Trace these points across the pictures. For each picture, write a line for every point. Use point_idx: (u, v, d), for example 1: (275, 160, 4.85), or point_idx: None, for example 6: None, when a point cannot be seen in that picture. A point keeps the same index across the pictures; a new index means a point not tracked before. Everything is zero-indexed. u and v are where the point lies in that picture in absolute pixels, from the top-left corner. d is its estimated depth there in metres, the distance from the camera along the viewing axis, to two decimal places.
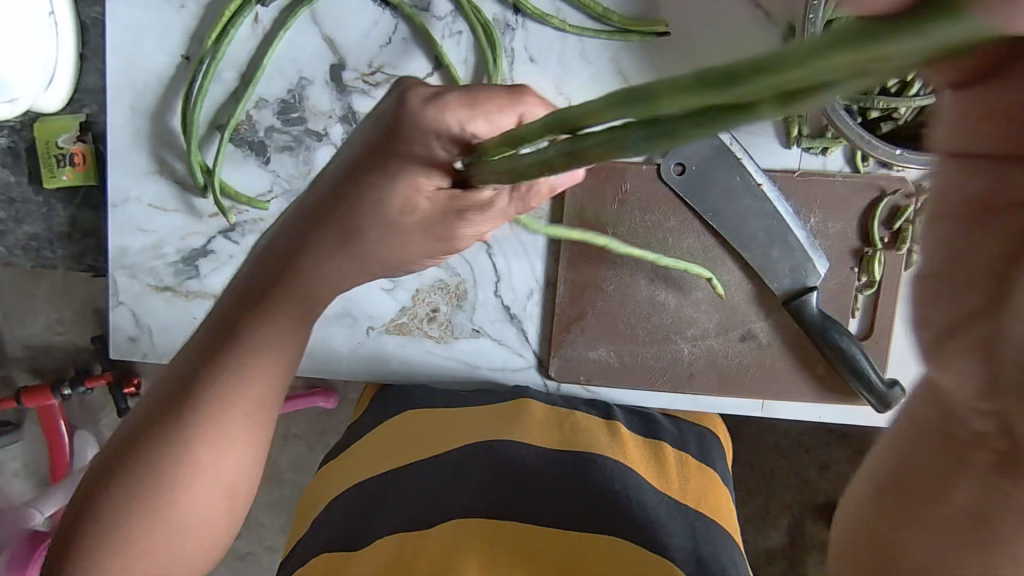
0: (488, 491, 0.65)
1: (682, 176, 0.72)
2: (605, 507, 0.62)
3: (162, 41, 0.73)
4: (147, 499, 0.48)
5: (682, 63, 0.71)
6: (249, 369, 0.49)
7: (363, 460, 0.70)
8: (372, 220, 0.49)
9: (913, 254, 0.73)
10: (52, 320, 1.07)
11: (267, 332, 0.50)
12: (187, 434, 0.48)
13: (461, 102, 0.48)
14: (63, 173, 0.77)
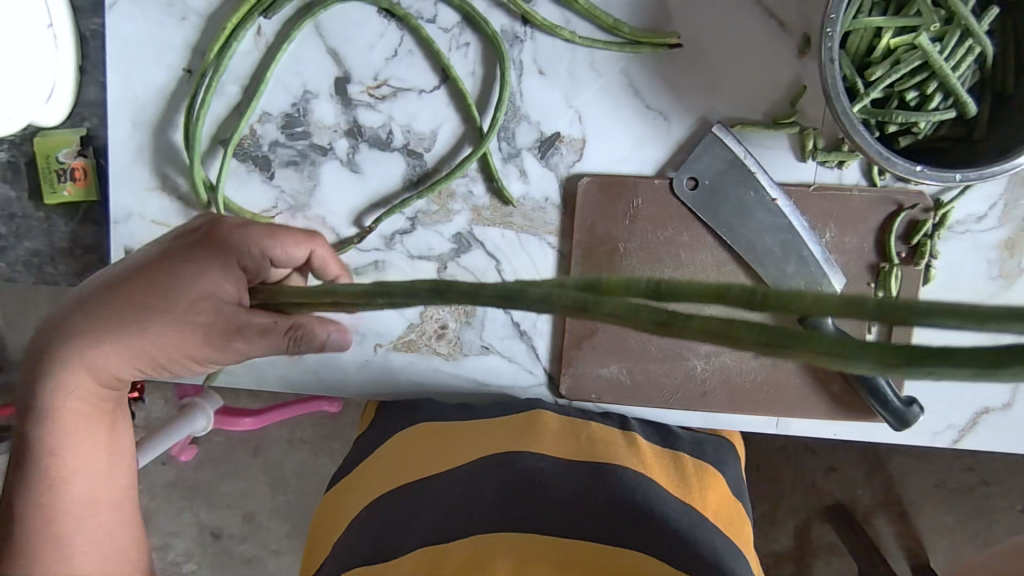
0: (508, 504, 0.65)
1: (695, 190, 0.70)
2: (627, 517, 0.62)
3: (163, 54, 0.71)
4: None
5: (693, 76, 0.70)
6: (61, 461, 0.56)
7: (381, 475, 0.69)
8: (158, 319, 0.52)
9: (931, 270, 0.71)
10: None
11: (60, 427, 0.55)
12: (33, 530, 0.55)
13: (264, 228, 0.56)
14: (64, 188, 0.76)
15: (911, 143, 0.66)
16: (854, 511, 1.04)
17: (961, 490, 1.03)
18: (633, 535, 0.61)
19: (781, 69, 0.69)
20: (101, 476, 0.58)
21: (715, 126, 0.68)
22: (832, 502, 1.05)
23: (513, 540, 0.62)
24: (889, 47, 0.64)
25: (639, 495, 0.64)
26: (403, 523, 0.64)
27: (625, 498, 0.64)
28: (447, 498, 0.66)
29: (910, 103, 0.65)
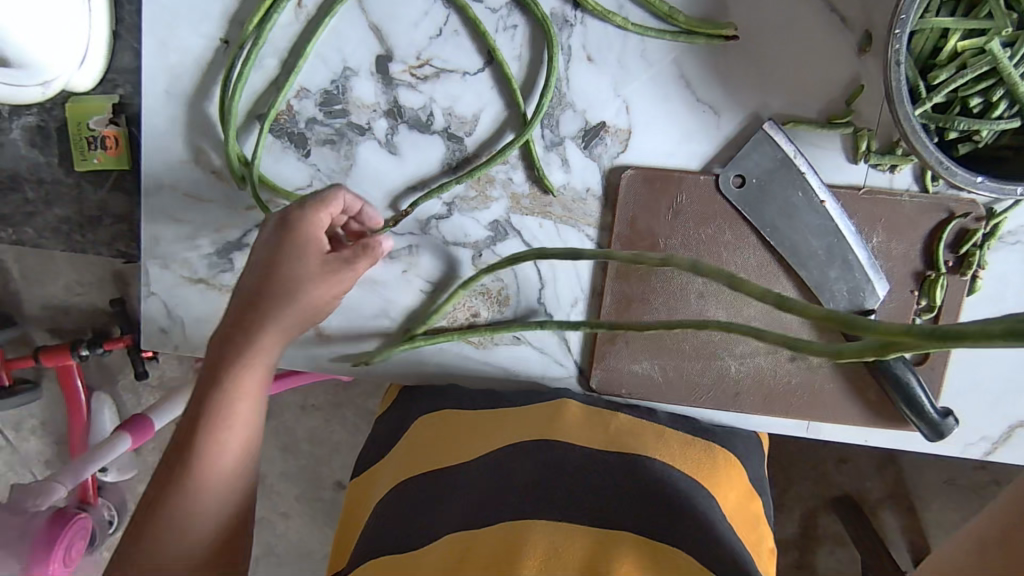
0: (533, 492, 0.62)
1: (741, 188, 0.69)
2: (659, 514, 0.60)
3: (201, 23, 0.69)
4: (149, 550, 0.58)
5: (748, 70, 0.67)
6: (229, 428, 0.61)
7: (404, 460, 0.68)
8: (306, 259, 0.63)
9: (978, 281, 0.70)
10: (71, 281, 1.03)
11: (238, 396, 0.61)
12: (180, 485, 0.59)
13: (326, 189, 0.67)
14: (95, 156, 0.74)
15: (970, 151, 0.64)
16: (859, 502, 1.03)
17: (972, 488, 1.02)
18: (666, 527, 0.59)
19: (838, 66, 0.67)
20: (247, 450, 0.62)
21: (767, 124, 0.66)
22: (840, 493, 1.04)
23: (545, 525, 0.59)
24: (956, 49, 0.61)
25: (667, 487, 0.62)
26: (428, 506, 0.63)
27: (655, 491, 0.62)
28: (469, 482, 0.64)
29: (973, 110, 0.63)
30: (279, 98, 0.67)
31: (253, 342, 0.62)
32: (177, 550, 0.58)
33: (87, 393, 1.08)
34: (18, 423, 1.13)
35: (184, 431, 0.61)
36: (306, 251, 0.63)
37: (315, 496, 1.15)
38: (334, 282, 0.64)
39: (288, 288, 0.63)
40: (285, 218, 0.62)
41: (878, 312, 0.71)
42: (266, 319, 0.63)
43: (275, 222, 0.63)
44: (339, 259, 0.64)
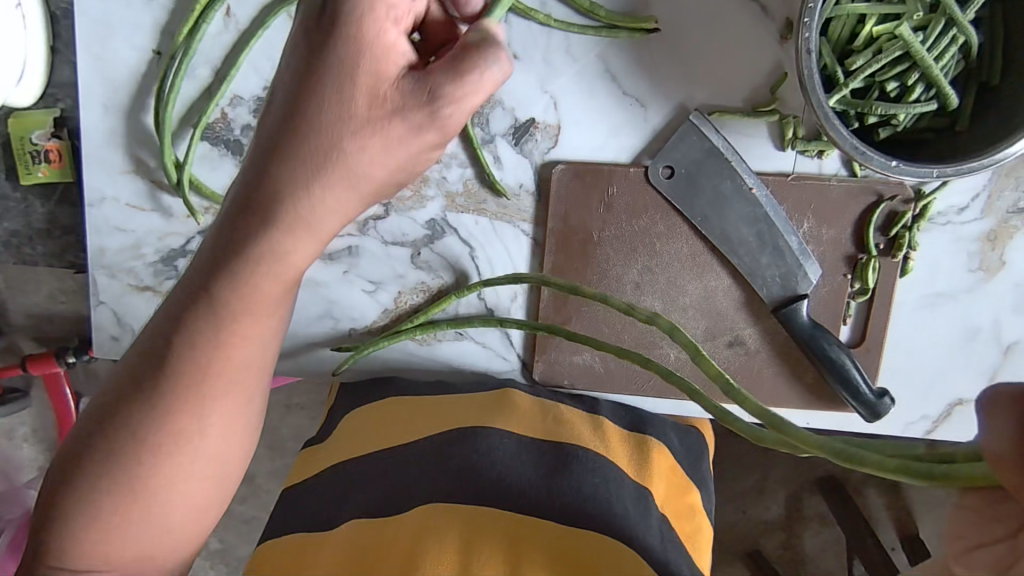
0: (459, 478, 0.62)
1: (671, 179, 0.69)
2: (582, 503, 0.60)
3: (132, 36, 0.70)
4: (125, 491, 0.48)
5: (673, 62, 0.68)
6: (245, 327, 0.49)
7: (338, 445, 0.68)
8: (332, 108, 0.45)
9: (909, 262, 0.70)
10: (54, 290, 1.03)
11: (261, 276, 0.48)
12: (174, 407, 0.48)
13: None
14: (39, 170, 0.76)
15: (890, 134, 0.65)
16: (837, 481, 1.03)
17: None
18: (585, 516, 0.59)
19: (761, 54, 0.67)
20: (258, 359, 0.50)
21: (692, 114, 0.67)
22: (818, 473, 1.04)
23: (458, 522, 0.59)
24: (871, 35, 0.62)
25: (595, 478, 0.62)
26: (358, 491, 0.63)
27: (580, 488, 0.61)
28: (400, 470, 0.64)
29: (890, 94, 0.63)
30: (209, 105, 0.68)
31: (274, 213, 0.46)
32: (144, 478, 0.48)
33: (74, 400, 1.09)
34: (10, 430, 1.15)
35: (174, 320, 0.49)
36: (351, 75, 0.45)
37: None
38: (388, 130, 0.46)
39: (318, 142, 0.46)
40: (329, 15, 0.45)
41: (811, 297, 0.72)
42: (285, 175, 0.46)
43: (323, 15, 0.45)
44: (407, 87, 0.45)
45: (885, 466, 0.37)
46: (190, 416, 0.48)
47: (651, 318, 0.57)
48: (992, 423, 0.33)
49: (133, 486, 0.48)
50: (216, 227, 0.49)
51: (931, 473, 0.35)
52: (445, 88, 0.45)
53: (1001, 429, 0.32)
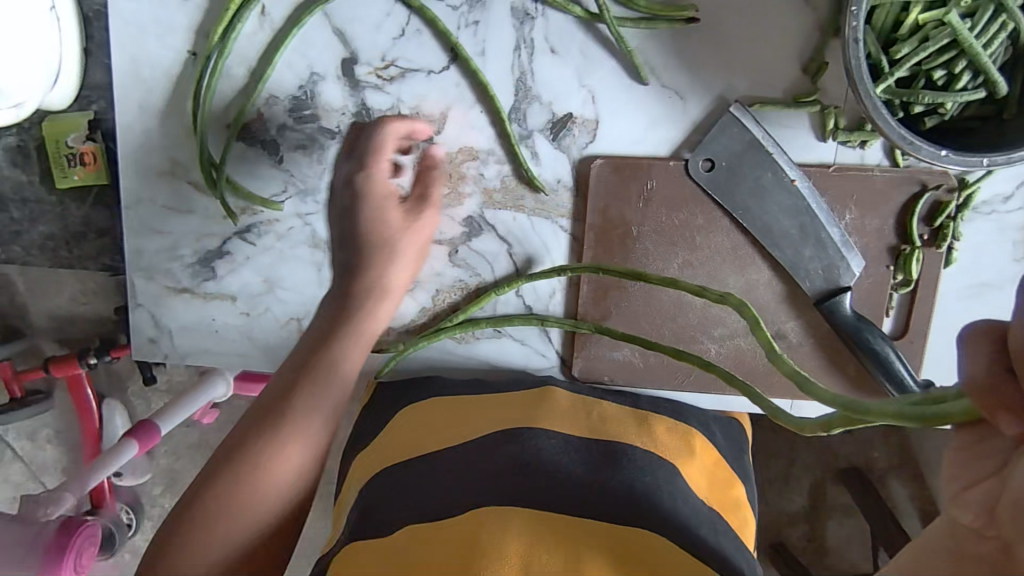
0: (509, 474, 0.62)
1: (710, 172, 0.69)
2: (635, 494, 0.60)
3: (166, 36, 0.70)
4: (203, 524, 0.55)
5: (710, 54, 0.67)
6: (328, 366, 0.61)
7: (383, 450, 0.68)
8: (391, 253, 0.64)
9: (954, 252, 0.70)
10: (76, 290, 1.02)
11: (367, 313, 0.63)
12: (256, 458, 0.57)
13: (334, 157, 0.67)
14: (74, 173, 0.76)
15: (937, 123, 0.64)
16: (865, 472, 1.02)
17: None
18: (641, 510, 0.58)
19: (800, 44, 0.66)
20: (326, 430, 0.60)
21: (732, 106, 0.66)
22: (844, 463, 1.03)
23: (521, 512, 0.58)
24: (917, 23, 0.61)
25: (646, 477, 0.62)
26: (401, 494, 0.62)
27: (634, 481, 0.62)
28: (450, 472, 0.64)
29: (937, 82, 0.62)
30: (245, 105, 0.68)
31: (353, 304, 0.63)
32: (226, 532, 0.55)
33: (97, 401, 1.09)
34: (32, 432, 1.15)
35: (285, 396, 0.60)
36: (383, 206, 0.64)
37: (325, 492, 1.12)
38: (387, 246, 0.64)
39: (378, 286, 0.64)
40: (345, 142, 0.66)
41: (854, 288, 0.71)
42: (360, 306, 0.63)
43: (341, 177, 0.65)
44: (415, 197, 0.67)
45: (881, 411, 0.40)
46: (254, 478, 0.56)
47: (721, 299, 0.62)
48: (971, 355, 0.33)
49: (207, 537, 0.55)
50: (324, 314, 0.64)
51: (919, 415, 0.38)
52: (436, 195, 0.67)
53: (979, 358, 0.33)
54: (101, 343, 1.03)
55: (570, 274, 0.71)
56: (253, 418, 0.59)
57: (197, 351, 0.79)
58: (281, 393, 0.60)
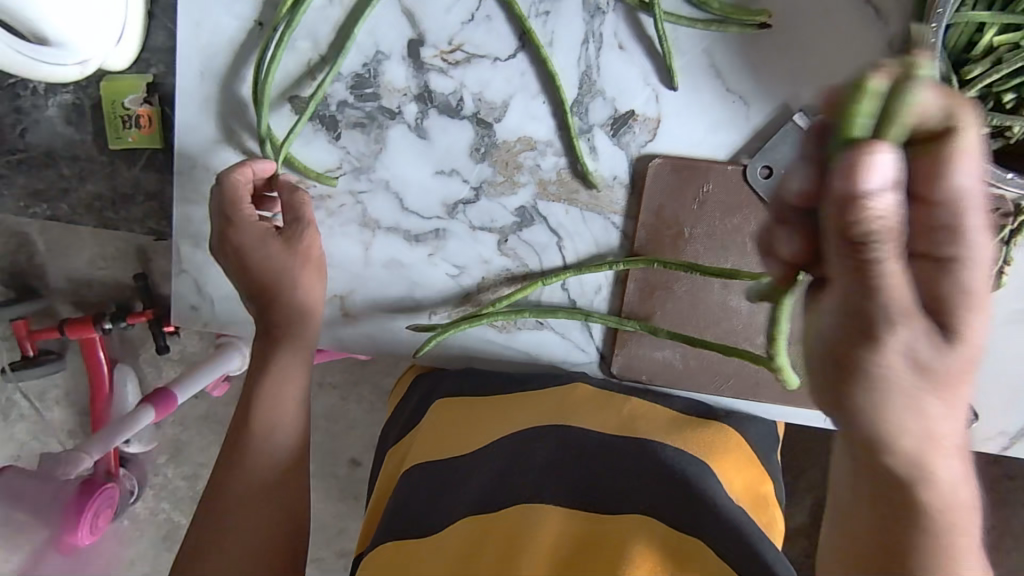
0: (547, 470, 0.62)
1: (769, 179, 0.68)
2: (668, 491, 0.59)
3: (235, 4, 0.70)
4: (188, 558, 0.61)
5: (777, 61, 0.67)
6: (277, 381, 0.66)
7: (419, 441, 0.67)
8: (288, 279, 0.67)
9: (1004, 277, 0.69)
10: (94, 255, 1.03)
11: (297, 319, 0.67)
12: (218, 491, 0.63)
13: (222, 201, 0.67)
14: (129, 135, 0.75)
15: (1002, 147, 0.64)
16: None
17: (988, 483, 0.99)
18: (677, 511, 0.58)
19: (868, 58, 0.67)
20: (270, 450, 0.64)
21: (796, 115, 0.67)
22: None
23: (562, 514, 0.58)
24: (991, 44, 0.61)
25: (678, 472, 0.61)
26: (435, 496, 0.62)
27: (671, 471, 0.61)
28: (490, 468, 0.63)
29: (1006, 106, 0.62)
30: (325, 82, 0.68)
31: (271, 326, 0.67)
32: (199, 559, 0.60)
33: (110, 365, 1.08)
34: (41, 393, 1.14)
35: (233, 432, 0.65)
36: (264, 236, 0.67)
37: (330, 474, 1.11)
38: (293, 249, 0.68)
39: (288, 293, 0.67)
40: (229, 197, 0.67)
41: None
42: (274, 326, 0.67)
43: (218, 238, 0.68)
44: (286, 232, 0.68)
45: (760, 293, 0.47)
46: (216, 499, 0.63)
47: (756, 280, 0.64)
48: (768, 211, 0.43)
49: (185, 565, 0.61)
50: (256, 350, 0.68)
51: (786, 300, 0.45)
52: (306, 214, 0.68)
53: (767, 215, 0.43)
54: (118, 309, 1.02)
55: (622, 268, 0.70)
56: (225, 450, 0.65)
57: (236, 321, 0.79)
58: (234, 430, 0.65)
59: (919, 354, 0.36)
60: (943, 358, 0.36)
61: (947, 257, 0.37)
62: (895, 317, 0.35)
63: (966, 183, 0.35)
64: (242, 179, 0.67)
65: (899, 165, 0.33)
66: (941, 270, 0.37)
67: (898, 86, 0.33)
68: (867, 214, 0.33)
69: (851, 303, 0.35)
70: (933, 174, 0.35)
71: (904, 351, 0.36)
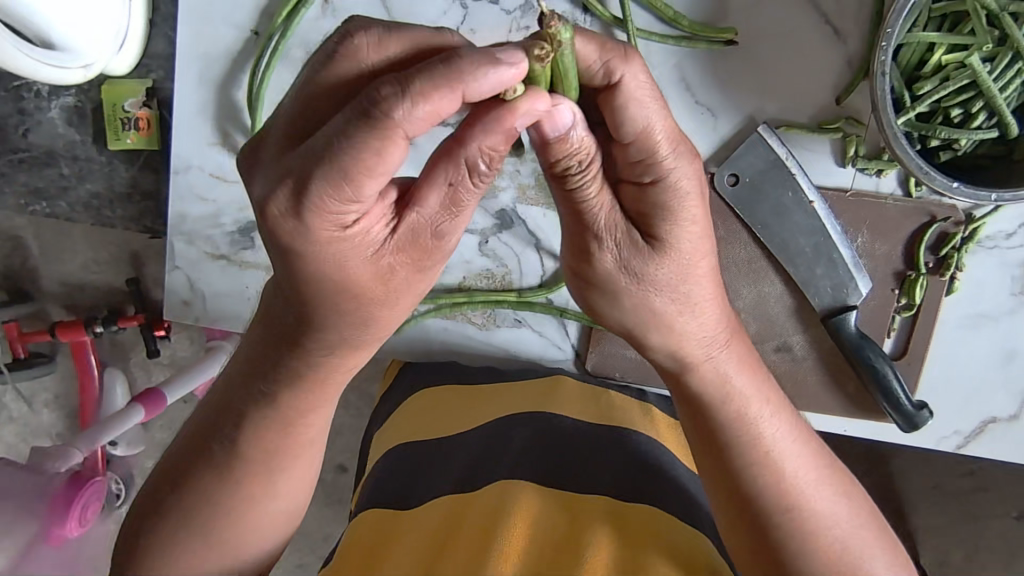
0: (520, 452, 0.63)
1: (735, 187, 0.73)
2: (646, 478, 0.61)
3: (232, 14, 0.74)
4: (188, 542, 0.53)
5: (743, 75, 0.72)
6: (297, 411, 0.52)
7: (398, 423, 0.69)
8: (339, 305, 0.42)
9: (956, 281, 0.74)
10: (89, 259, 1.06)
11: (339, 345, 0.47)
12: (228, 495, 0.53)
13: (363, 121, 0.34)
14: (127, 136, 0.79)
15: (951, 158, 0.68)
16: None
17: (959, 494, 1.03)
18: (653, 493, 0.60)
19: (829, 75, 0.71)
20: (298, 460, 0.55)
21: (762, 126, 0.70)
22: None
23: (533, 492, 0.59)
24: (940, 63, 0.65)
25: (650, 458, 0.63)
26: (413, 473, 0.63)
27: (643, 459, 0.63)
28: (469, 448, 0.64)
29: (953, 120, 0.67)
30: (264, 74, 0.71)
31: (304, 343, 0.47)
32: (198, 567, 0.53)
33: (100, 368, 1.11)
34: (31, 395, 1.16)
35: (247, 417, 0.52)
36: (330, 201, 0.36)
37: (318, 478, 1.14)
38: (407, 286, 0.43)
39: (350, 314, 0.43)
40: (359, 108, 0.35)
41: (860, 308, 0.75)
42: (315, 342, 0.46)
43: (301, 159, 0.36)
44: (402, 239, 0.40)
45: None
46: (218, 505, 0.53)
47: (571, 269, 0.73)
48: None
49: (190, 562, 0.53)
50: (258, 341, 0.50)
51: None
52: (469, 197, 0.40)
53: None
54: (108, 314, 1.05)
55: None
56: (237, 429, 0.53)
57: (227, 316, 0.83)
58: (242, 418, 0.53)
59: (624, 262, 0.46)
60: (644, 262, 0.45)
61: (649, 183, 0.43)
62: (599, 234, 0.45)
63: (640, 118, 0.41)
64: (415, 105, 0.34)
65: (568, 112, 0.39)
66: (643, 194, 0.43)
67: (552, 54, 0.39)
68: (560, 151, 0.40)
69: (573, 231, 0.46)
70: (613, 121, 0.41)
71: (614, 261, 0.46)
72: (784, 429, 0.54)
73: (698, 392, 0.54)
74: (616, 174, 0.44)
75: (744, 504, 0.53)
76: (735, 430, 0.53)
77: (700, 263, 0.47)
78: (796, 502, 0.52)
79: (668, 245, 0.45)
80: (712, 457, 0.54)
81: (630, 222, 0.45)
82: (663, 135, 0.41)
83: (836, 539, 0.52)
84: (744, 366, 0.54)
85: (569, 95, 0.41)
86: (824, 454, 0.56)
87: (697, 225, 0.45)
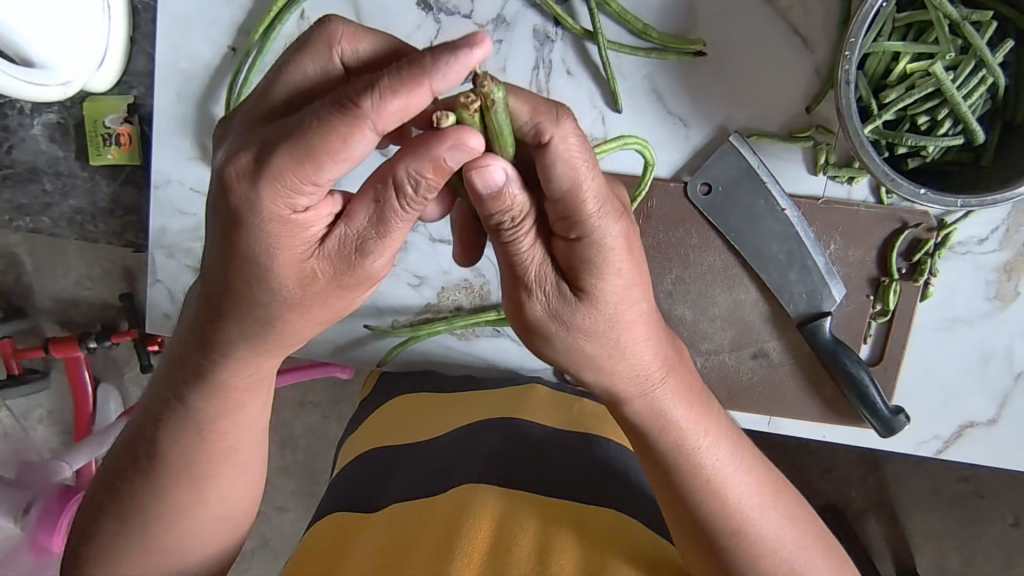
0: (487, 461, 0.63)
1: (708, 196, 0.74)
2: (605, 484, 0.61)
3: (211, 31, 0.75)
4: (138, 532, 0.55)
5: (713, 85, 0.72)
6: (233, 401, 0.52)
7: (369, 432, 0.70)
8: (257, 302, 0.43)
9: (930, 287, 0.74)
10: (81, 275, 1.06)
11: (260, 342, 0.47)
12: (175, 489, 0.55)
13: (334, 111, 0.36)
14: (109, 151, 0.80)
15: (919, 165, 0.69)
16: (846, 513, 1.03)
17: (956, 502, 1.02)
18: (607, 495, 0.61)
19: (798, 85, 0.72)
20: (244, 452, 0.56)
21: (733, 136, 0.71)
22: (827, 503, 1.03)
23: (499, 496, 0.59)
24: (906, 71, 0.66)
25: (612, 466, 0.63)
26: (379, 478, 0.63)
27: (610, 463, 0.63)
28: (434, 454, 0.64)
29: (921, 127, 0.67)
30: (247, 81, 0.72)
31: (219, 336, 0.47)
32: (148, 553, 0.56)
33: (93, 383, 1.11)
34: (25, 412, 1.16)
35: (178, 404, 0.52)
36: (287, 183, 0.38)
37: (311, 491, 1.14)
38: (327, 298, 0.43)
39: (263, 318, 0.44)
40: (336, 100, 0.36)
41: (835, 313, 0.76)
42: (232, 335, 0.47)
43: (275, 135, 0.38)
44: (331, 248, 0.41)
45: None
46: (168, 499, 0.55)
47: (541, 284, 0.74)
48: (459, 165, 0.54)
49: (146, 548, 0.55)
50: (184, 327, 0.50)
51: None
52: (400, 219, 0.40)
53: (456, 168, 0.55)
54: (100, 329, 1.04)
55: None
56: (177, 425, 0.53)
57: None
58: (177, 409, 0.53)
59: (554, 312, 0.45)
60: (573, 313, 0.45)
61: (576, 240, 0.41)
62: (529, 285, 0.44)
63: (566, 175, 0.39)
64: (383, 100, 0.36)
65: (502, 173, 0.39)
66: (571, 249, 0.42)
67: (481, 107, 0.40)
68: (495, 206, 0.41)
69: (507, 278, 0.46)
70: (542, 176, 0.39)
71: (544, 310, 0.45)
72: (724, 455, 0.54)
73: (634, 421, 0.52)
74: (549, 226, 0.43)
75: (697, 533, 0.54)
76: (675, 457, 0.53)
77: (631, 310, 0.45)
78: (742, 527, 0.53)
79: (596, 297, 0.44)
80: (663, 485, 0.55)
81: (561, 274, 0.44)
82: (591, 193, 0.39)
83: (783, 560, 0.54)
84: (684, 399, 0.52)
85: (505, 150, 0.42)
86: (768, 472, 0.56)
87: (624, 276, 0.43)
